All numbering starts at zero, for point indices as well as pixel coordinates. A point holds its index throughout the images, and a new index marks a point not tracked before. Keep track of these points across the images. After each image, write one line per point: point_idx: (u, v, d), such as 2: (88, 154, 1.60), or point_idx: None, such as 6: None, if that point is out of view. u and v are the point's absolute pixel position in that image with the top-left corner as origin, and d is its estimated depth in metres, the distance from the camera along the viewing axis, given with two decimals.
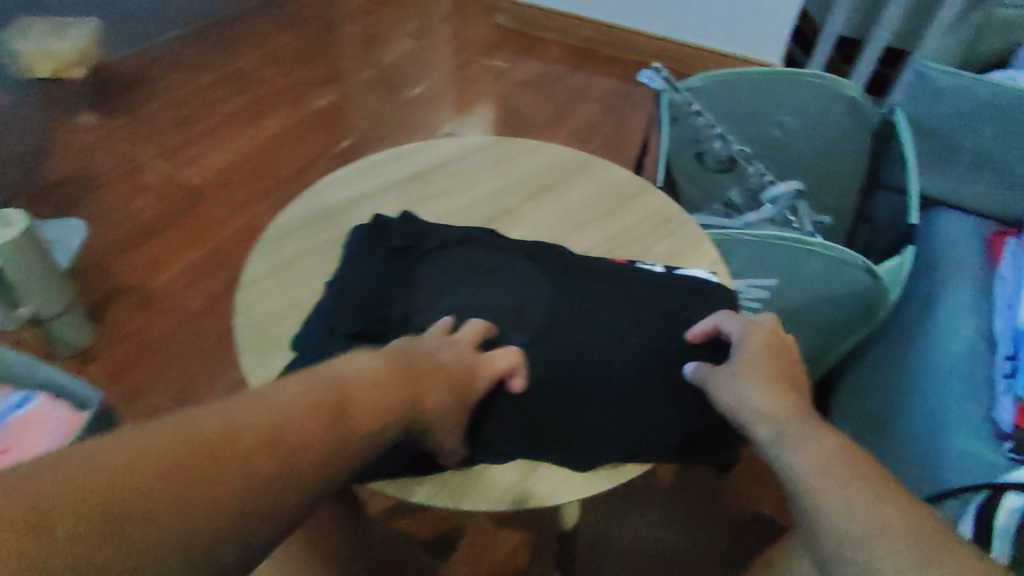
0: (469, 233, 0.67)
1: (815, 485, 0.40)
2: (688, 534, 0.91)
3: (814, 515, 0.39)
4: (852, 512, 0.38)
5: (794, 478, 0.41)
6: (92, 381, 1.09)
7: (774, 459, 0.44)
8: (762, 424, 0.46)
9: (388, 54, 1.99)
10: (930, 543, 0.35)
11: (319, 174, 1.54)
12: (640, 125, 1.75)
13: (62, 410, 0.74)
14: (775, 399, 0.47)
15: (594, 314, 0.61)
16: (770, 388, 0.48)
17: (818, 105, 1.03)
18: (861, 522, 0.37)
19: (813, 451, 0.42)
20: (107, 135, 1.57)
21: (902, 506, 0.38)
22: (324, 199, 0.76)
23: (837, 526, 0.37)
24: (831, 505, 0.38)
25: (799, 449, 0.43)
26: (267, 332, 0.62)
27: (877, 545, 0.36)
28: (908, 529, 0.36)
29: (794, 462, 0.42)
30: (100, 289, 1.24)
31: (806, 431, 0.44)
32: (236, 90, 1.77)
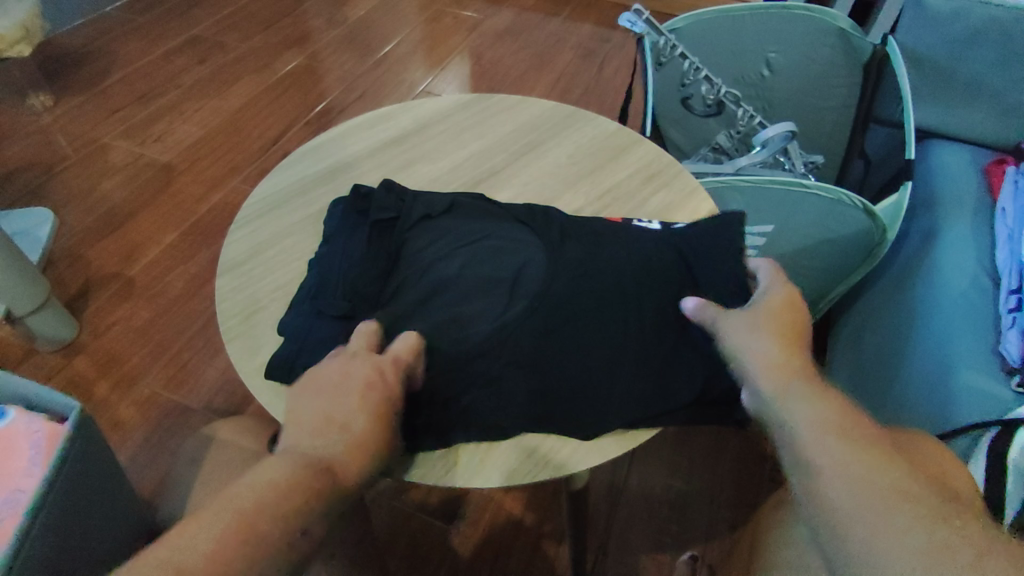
0: (456, 200, 0.65)
1: (817, 453, 0.38)
2: (695, 482, 0.92)
3: (814, 485, 0.37)
4: (852, 484, 0.36)
5: (797, 445, 0.39)
6: (81, 375, 1.06)
7: (775, 422, 0.42)
8: (766, 381, 0.44)
9: (354, 11, 1.90)
10: (932, 514, 0.34)
11: (294, 143, 1.48)
12: (621, 69, 1.70)
13: (41, 424, 0.60)
14: (783, 357, 0.45)
15: (593, 276, 0.58)
16: (780, 346, 0.46)
17: (807, 39, 0.99)
18: (862, 492, 0.35)
19: (819, 417, 0.40)
20: (66, 116, 1.50)
21: (903, 475, 0.36)
22: (299, 172, 0.72)
23: (838, 494, 0.36)
24: (829, 475, 0.37)
25: (805, 414, 0.40)
26: (254, 317, 0.59)
27: (870, 518, 0.34)
28: (910, 499, 0.35)
29: (797, 424, 0.40)
30: (78, 278, 1.20)
31: (809, 394, 0.42)
32: (197, 58, 1.69)
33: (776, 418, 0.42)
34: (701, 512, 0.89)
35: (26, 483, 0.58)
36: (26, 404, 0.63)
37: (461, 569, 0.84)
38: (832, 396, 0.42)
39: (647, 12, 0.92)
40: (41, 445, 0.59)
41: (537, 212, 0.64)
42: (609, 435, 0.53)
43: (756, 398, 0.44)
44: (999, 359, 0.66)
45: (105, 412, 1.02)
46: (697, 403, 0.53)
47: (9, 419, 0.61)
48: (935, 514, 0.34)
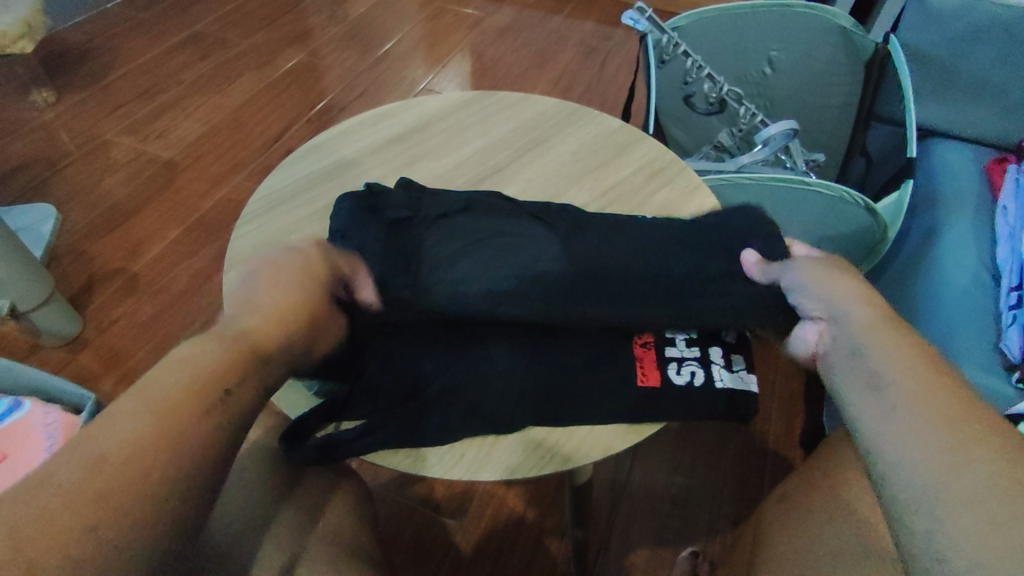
0: (472, 199, 0.65)
1: (900, 387, 0.37)
2: (697, 477, 0.92)
3: (888, 413, 0.36)
4: (930, 418, 0.35)
5: (878, 376, 0.38)
6: (85, 370, 1.06)
7: (854, 352, 0.41)
8: (855, 318, 0.42)
9: (355, 8, 1.90)
10: (996, 442, 0.33)
11: (296, 140, 1.48)
12: (623, 67, 1.70)
13: (56, 415, 0.62)
14: (873, 302, 0.43)
15: (612, 270, 0.57)
16: (872, 293, 0.44)
17: (809, 36, 0.99)
18: (925, 414, 0.35)
19: (906, 355, 0.39)
20: (68, 113, 1.50)
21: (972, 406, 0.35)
22: (305, 169, 0.73)
23: (900, 416, 0.36)
24: (910, 408, 0.36)
25: (892, 349, 0.39)
26: None
27: (945, 453, 0.33)
28: (975, 428, 0.34)
29: (866, 350, 0.40)
30: (81, 274, 1.20)
31: (883, 325, 0.41)
32: (198, 55, 1.69)
33: (856, 347, 0.41)
34: (702, 507, 0.90)
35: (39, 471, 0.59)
36: (42, 396, 0.64)
37: (464, 564, 0.84)
38: (919, 343, 0.41)
39: (650, 9, 0.92)
40: (55, 438, 0.60)
41: (541, 209, 0.64)
42: (613, 429, 0.53)
43: (827, 328, 0.44)
44: (1000, 355, 0.67)
45: None
46: (700, 399, 0.54)
47: (25, 411, 0.62)
48: (1000, 444, 0.33)
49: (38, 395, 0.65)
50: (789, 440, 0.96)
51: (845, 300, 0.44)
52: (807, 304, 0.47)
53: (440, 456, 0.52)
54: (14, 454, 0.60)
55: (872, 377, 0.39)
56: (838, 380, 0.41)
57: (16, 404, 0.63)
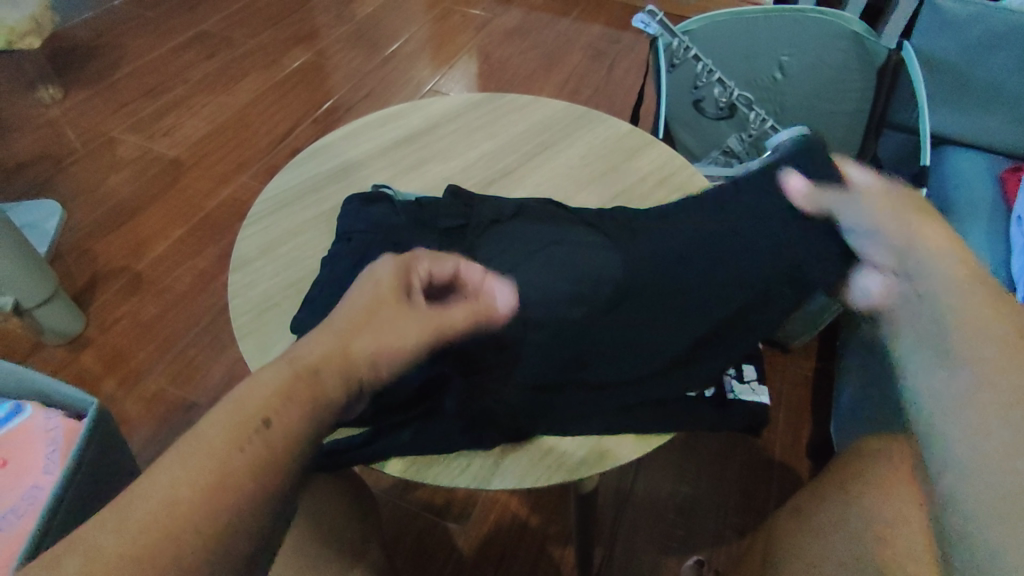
0: (524, 205, 0.64)
1: (985, 333, 0.32)
2: (701, 488, 0.91)
3: (970, 378, 0.31)
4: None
5: (946, 310, 0.34)
6: (87, 370, 1.06)
7: (932, 288, 0.36)
8: (937, 255, 0.38)
9: (363, 8, 1.89)
10: None
11: (302, 140, 1.48)
12: (631, 70, 1.69)
13: (59, 421, 0.61)
14: (958, 244, 0.39)
15: (663, 281, 0.57)
16: (960, 245, 0.38)
17: (821, 41, 0.99)
18: (1020, 389, 0.30)
19: (999, 303, 0.34)
20: (74, 109, 1.50)
21: None
22: (312, 169, 0.72)
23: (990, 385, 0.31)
24: (993, 360, 0.31)
25: (985, 296, 0.34)
26: (266, 314, 0.59)
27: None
28: None
29: (954, 302, 0.34)
30: (85, 271, 1.20)
31: (972, 276, 0.36)
32: (205, 53, 1.69)
33: (944, 289, 0.36)
34: (708, 517, 0.89)
35: (42, 480, 0.58)
36: (41, 401, 0.64)
37: (467, 570, 0.83)
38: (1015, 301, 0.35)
39: (663, 13, 0.93)
40: (58, 443, 0.60)
41: (554, 212, 0.63)
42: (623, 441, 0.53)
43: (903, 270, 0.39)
44: None
45: (112, 407, 1.02)
46: (713, 410, 0.54)
47: (26, 417, 0.62)
48: None
49: (40, 400, 0.64)
50: (797, 451, 0.95)
51: (933, 243, 0.40)
52: (881, 242, 0.43)
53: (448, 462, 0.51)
54: (15, 460, 0.60)
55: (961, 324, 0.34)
56: (898, 314, 0.36)
57: (18, 409, 0.62)
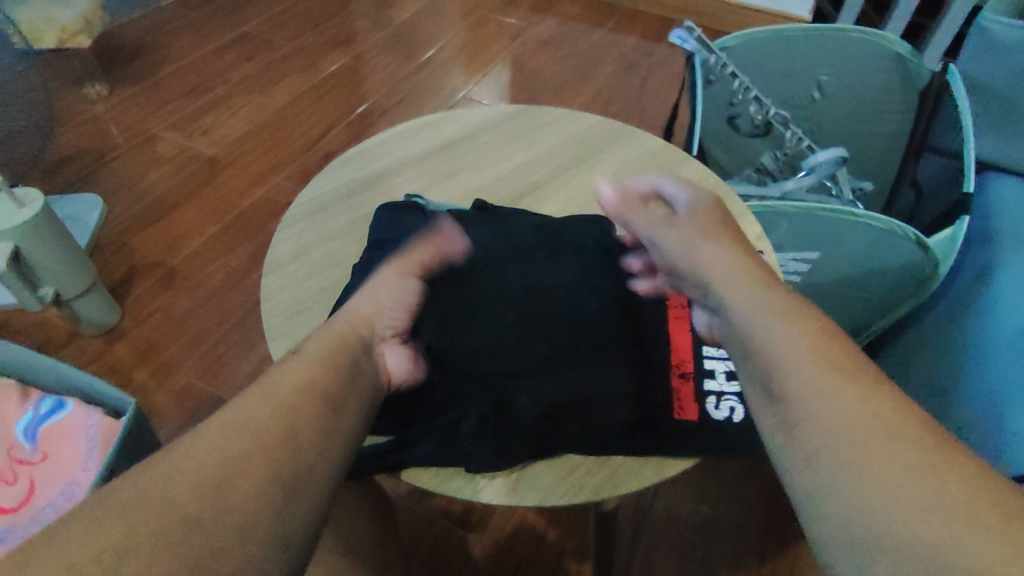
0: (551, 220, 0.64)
1: (787, 374, 0.39)
2: (722, 511, 0.90)
3: (799, 435, 0.36)
4: (840, 433, 0.35)
5: (770, 372, 0.40)
6: (120, 360, 1.09)
7: (742, 336, 0.44)
8: (735, 297, 0.46)
9: (399, 14, 1.92)
10: (902, 450, 0.33)
11: (335, 143, 1.50)
12: (664, 84, 1.69)
13: (96, 418, 0.63)
14: (746, 276, 0.48)
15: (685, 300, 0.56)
16: (751, 285, 0.46)
17: (863, 63, 0.97)
18: (834, 428, 0.35)
19: (786, 328, 0.41)
20: (117, 106, 1.54)
21: (876, 406, 0.35)
22: (346, 176, 0.73)
23: (814, 433, 0.36)
24: (798, 394, 0.37)
25: (783, 333, 0.41)
26: (295, 318, 0.59)
27: (832, 434, 0.35)
28: (884, 435, 0.34)
29: (773, 355, 0.40)
30: (122, 264, 1.23)
31: (774, 322, 0.42)
32: (246, 55, 1.72)
33: (749, 338, 0.43)
34: (727, 540, 0.87)
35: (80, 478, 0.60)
36: (82, 396, 0.66)
37: None
38: (816, 331, 0.41)
39: (701, 30, 0.92)
40: (95, 441, 0.61)
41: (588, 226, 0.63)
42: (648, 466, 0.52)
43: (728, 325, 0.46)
44: None
45: (143, 398, 1.04)
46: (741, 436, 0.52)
47: (66, 412, 0.63)
48: (912, 451, 0.33)
49: (81, 395, 0.66)
50: None
51: (727, 276, 0.49)
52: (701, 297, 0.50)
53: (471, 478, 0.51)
54: (56, 454, 0.62)
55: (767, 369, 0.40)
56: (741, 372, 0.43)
57: (60, 404, 0.64)
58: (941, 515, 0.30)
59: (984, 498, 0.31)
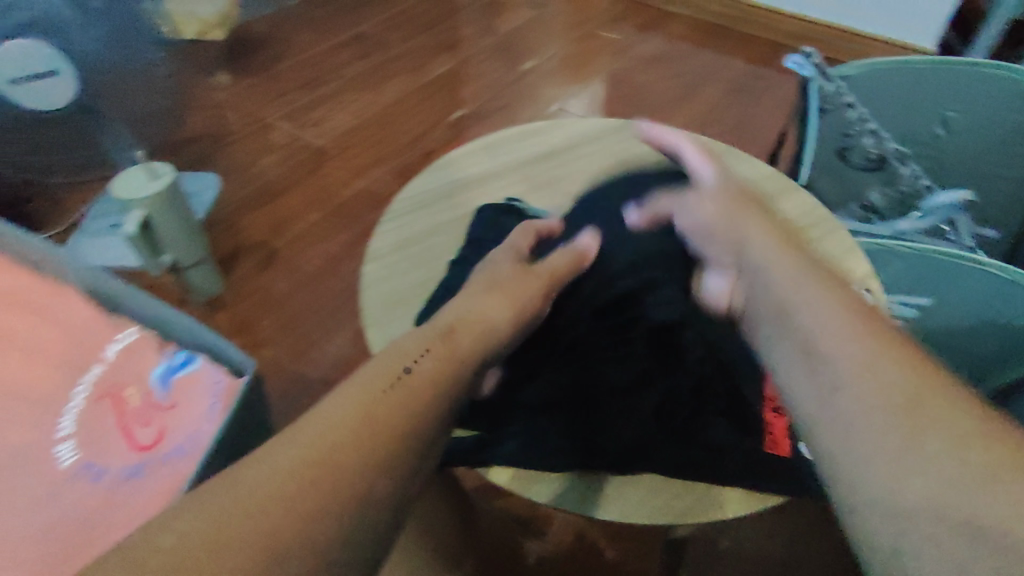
0: None
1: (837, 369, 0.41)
2: (795, 560, 0.86)
3: (833, 406, 0.40)
4: (885, 416, 0.37)
5: (810, 345, 0.44)
6: (220, 331, 1.16)
7: (773, 301, 0.48)
8: (770, 268, 0.50)
9: (506, 23, 1.96)
10: (931, 421, 0.36)
11: (435, 143, 1.55)
12: (769, 110, 1.64)
13: (223, 376, 0.71)
14: (777, 248, 0.52)
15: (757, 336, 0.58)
16: (779, 247, 0.52)
17: (999, 102, 0.91)
18: (872, 401, 0.38)
19: (828, 310, 0.45)
20: (240, 94, 1.66)
21: (908, 376, 0.39)
22: (449, 175, 0.75)
23: (847, 407, 0.39)
24: (840, 368, 0.41)
25: (817, 306, 0.46)
26: (392, 308, 0.62)
27: (877, 405, 0.38)
28: (925, 415, 0.37)
29: (812, 325, 0.45)
30: (230, 242, 1.32)
31: (807, 291, 0.47)
32: (359, 53, 1.81)
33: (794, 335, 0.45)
34: None
35: (203, 428, 0.68)
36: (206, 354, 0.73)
37: None
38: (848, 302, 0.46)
39: (820, 59, 0.89)
40: (220, 397, 0.70)
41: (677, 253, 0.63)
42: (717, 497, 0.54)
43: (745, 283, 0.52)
44: None
45: None
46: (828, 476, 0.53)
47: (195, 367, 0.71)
48: (945, 420, 0.36)
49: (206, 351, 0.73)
50: None
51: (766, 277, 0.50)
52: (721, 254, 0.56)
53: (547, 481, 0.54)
54: (183, 404, 0.70)
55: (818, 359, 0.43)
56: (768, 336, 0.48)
57: (188, 357, 0.72)
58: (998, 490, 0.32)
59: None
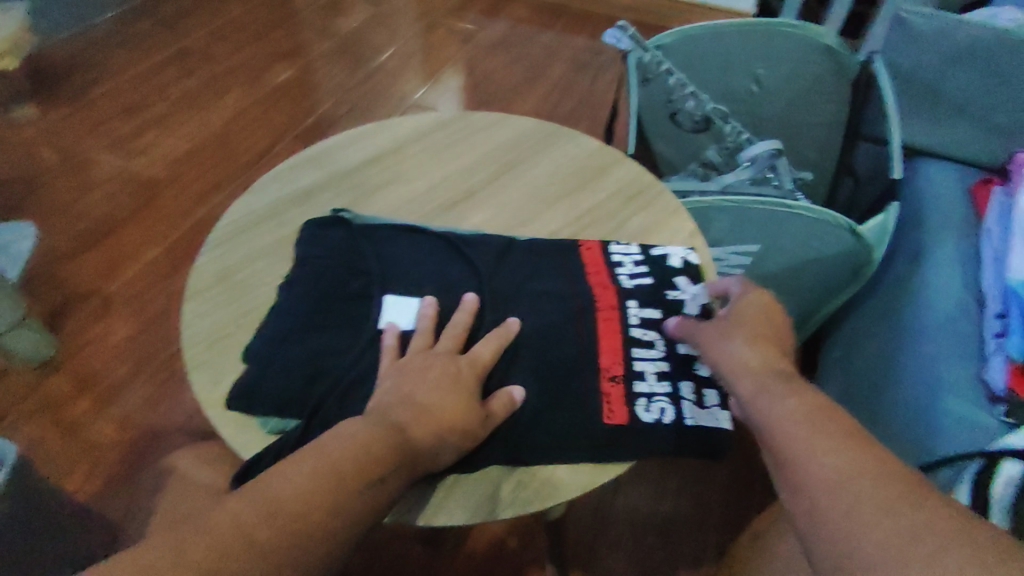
0: (445, 233, 0.63)
1: (806, 435, 0.43)
2: (679, 521, 0.91)
3: (829, 475, 0.40)
4: (851, 470, 0.39)
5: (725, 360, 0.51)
6: (57, 395, 1.04)
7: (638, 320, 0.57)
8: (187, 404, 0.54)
9: (346, 22, 1.87)
10: (869, 484, 0.38)
11: (284, 157, 1.46)
12: (613, 84, 1.69)
13: None
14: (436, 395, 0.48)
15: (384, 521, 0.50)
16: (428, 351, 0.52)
17: (795, 56, 0.96)
18: (830, 472, 0.40)
19: (728, 342, 0.51)
20: (53, 126, 1.49)
21: (844, 431, 0.42)
22: (276, 191, 0.70)
23: (817, 476, 0.40)
24: (742, 389, 0.48)
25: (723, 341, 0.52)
26: (217, 341, 0.58)
27: (828, 466, 0.40)
28: (854, 466, 0.40)
29: (727, 356, 0.51)
30: (59, 294, 1.18)
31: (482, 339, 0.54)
32: (186, 70, 1.67)
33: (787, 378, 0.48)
34: (690, 538, 0.89)
35: None
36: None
37: None
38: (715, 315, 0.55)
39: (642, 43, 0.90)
40: None
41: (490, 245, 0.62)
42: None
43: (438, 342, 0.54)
44: (984, 386, 0.70)
45: (81, 432, 1.00)
46: (672, 434, 0.52)
47: None
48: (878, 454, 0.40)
49: None
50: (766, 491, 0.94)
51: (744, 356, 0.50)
52: None
53: (476, 481, 0.51)
54: None
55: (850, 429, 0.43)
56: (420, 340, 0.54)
57: None
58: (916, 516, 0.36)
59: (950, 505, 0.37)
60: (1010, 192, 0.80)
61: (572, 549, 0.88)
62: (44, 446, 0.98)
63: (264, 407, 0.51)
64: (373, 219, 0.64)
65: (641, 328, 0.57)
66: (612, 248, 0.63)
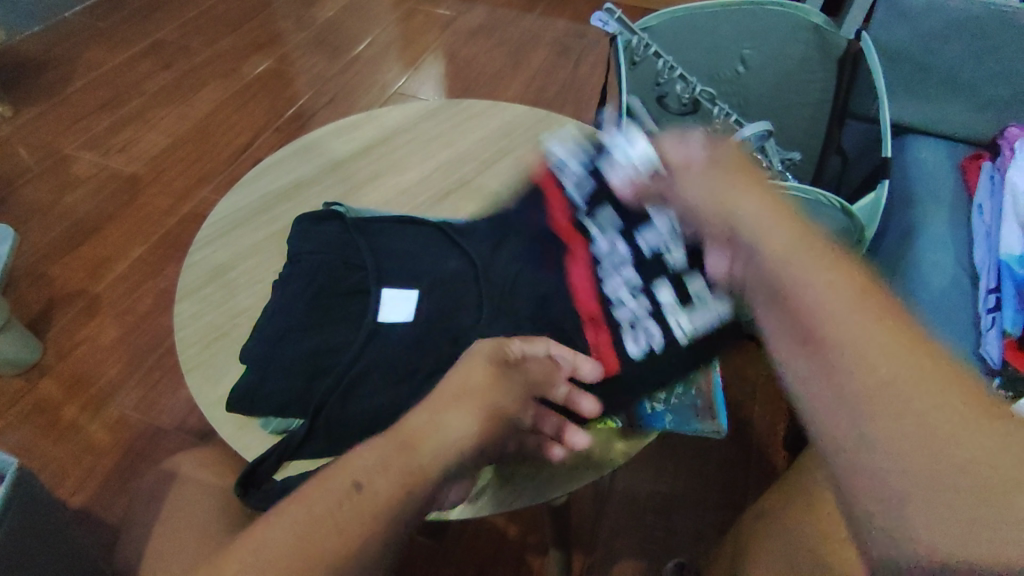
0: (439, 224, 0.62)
1: (817, 279, 0.38)
2: (679, 502, 0.91)
3: (825, 329, 0.36)
4: (856, 324, 0.35)
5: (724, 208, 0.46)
6: (46, 399, 1.02)
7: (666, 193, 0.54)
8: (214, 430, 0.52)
9: (324, 10, 1.84)
10: (876, 343, 0.34)
11: (267, 149, 1.44)
12: (597, 67, 1.68)
13: None
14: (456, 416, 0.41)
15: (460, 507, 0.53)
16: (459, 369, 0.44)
17: (781, 36, 0.95)
18: (827, 329, 0.36)
19: (737, 193, 0.46)
20: (27, 125, 1.45)
21: (853, 282, 0.37)
22: (264, 186, 0.68)
23: (811, 335, 0.36)
24: (746, 237, 0.44)
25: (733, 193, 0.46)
26: (213, 342, 0.57)
27: (829, 319, 0.36)
28: (860, 323, 0.35)
29: (733, 206, 0.46)
30: (41, 297, 1.15)
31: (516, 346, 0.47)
32: (162, 63, 1.63)
33: (798, 227, 0.43)
34: (692, 517, 0.90)
35: None
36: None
37: None
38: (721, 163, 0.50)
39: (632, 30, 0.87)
40: None
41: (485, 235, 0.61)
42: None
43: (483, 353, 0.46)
44: (981, 360, 0.71)
45: (73, 437, 0.98)
46: (666, 357, 0.53)
47: None
48: (884, 311, 0.35)
49: None
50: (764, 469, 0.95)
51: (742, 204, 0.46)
52: None
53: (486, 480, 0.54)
54: None
55: (867, 284, 0.37)
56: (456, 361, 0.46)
57: None
58: (934, 388, 0.32)
59: (965, 382, 0.32)
60: (1000, 167, 0.81)
61: (576, 533, 0.88)
62: (35, 453, 0.96)
63: (264, 409, 0.50)
64: (365, 212, 0.63)
65: (615, 281, 0.57)
66: (572, 199, 0.63)
